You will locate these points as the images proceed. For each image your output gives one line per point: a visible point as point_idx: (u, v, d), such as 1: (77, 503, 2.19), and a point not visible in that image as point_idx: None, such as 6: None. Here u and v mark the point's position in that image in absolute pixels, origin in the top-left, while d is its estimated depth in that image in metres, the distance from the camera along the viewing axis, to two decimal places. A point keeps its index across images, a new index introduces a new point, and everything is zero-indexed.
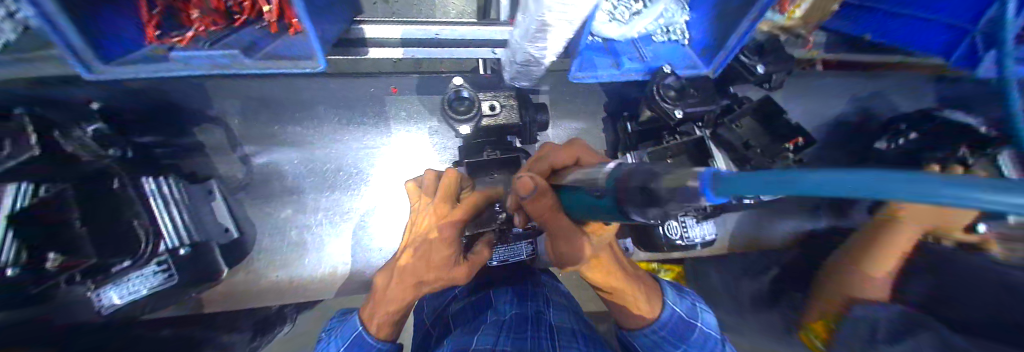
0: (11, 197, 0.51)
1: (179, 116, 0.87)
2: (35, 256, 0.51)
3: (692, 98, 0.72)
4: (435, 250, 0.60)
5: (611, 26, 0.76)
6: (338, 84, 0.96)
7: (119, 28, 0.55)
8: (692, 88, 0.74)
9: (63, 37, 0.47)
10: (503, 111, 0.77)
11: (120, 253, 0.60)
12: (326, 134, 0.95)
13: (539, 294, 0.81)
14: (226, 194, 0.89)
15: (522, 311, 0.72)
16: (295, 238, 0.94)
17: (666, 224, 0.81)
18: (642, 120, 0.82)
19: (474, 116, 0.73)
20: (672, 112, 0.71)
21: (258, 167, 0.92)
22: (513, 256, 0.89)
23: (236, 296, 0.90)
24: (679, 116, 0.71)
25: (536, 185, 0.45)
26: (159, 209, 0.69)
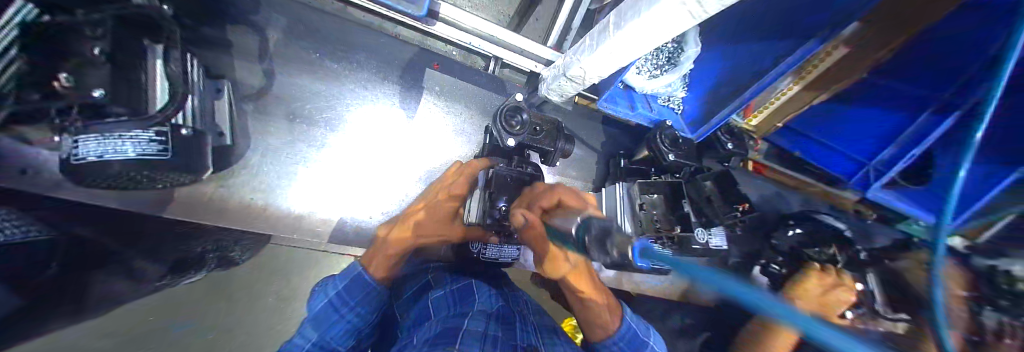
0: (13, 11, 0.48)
1: (220, 11, 0.87)
2: (40, 71, 0.47)
3: (681, 151, 0.91)
4: (440, 210, 0.83)
5: (638, 78, 0.95)
6: (386, 42, 1.03)
7: None
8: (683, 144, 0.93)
9: None
10: (542, 135, 0.82)
11: (124, 104, 0.55)
12: (358, 79, 0.99)
13: (515, 299, 0.87)
14: (234, 99, 0.85)
15: (505, 305, 0.80)
16: (288, 166, 0.91)
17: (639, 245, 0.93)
18: (639, 157, 1.04)
19: (524, 134, 0.75)
20: (667, 155, 0.89)
21: (278, 85, 0.91)
22: (502, 258, 0.96)
23: (197, 209, 0.82)
24: (671, 160, 0.89)
25: (527, 220, 0.61)
26: (162, 82, 0.63)
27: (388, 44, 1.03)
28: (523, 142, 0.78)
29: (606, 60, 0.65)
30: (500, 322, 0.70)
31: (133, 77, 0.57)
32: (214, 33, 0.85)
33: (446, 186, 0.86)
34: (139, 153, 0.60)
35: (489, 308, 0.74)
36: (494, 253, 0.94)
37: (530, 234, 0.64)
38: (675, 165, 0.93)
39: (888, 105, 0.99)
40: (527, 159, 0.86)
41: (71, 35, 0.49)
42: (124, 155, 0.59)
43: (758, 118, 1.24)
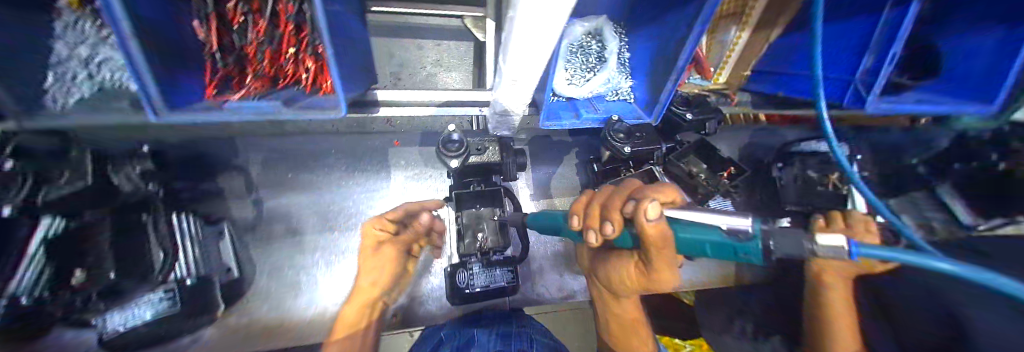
0: (43, 228, 0.62)
1: (210, 166, 1.01)
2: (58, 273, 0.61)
3: (637, 139, 0.88)
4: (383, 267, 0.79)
5: (570, 88, 0.98)
6: (349, 140, 1.13)
7: (184, 88, 0.69)
8: (637, 132, 0.90)
9: (145, 87, 0.56)
10: (486, 154, 0.86)
11: (133, 275, 0.67)
12: (334, 181, 1.08)
13: (521, 334, 0.82)
14: (234, 235, 0.97)
15: (503, 348, 0.72)
16: (293, 278, 0.99)
17: None
18: (605, 159, 1.01)
19: (463, 155, 0.79)
20: (622, 149, 0.85)
21: (268, 211, 1.02)
22: (493, 283, 0.90)
23: (222, 340, 0.91)
24: (629, 152, 0.86)
25: (657, 217, 0.39)
26: (183, 244, 0.78)
27: (351, 139, 1.12)
28: (468, 165, 0.83)
29: (513, 90, 0.70)
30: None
31: (141, 254, 0.70)
32: (208, 185, 1.00)
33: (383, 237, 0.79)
34: (155, 313, 0.69)
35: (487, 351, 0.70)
36: (485, 280, 0.90)
37: (653, 246, 0.43)
38: (637, 154, 0.89)
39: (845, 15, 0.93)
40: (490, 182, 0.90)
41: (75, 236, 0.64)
42: (143, 318, 0.68)
43: (723, 76, 1.22)
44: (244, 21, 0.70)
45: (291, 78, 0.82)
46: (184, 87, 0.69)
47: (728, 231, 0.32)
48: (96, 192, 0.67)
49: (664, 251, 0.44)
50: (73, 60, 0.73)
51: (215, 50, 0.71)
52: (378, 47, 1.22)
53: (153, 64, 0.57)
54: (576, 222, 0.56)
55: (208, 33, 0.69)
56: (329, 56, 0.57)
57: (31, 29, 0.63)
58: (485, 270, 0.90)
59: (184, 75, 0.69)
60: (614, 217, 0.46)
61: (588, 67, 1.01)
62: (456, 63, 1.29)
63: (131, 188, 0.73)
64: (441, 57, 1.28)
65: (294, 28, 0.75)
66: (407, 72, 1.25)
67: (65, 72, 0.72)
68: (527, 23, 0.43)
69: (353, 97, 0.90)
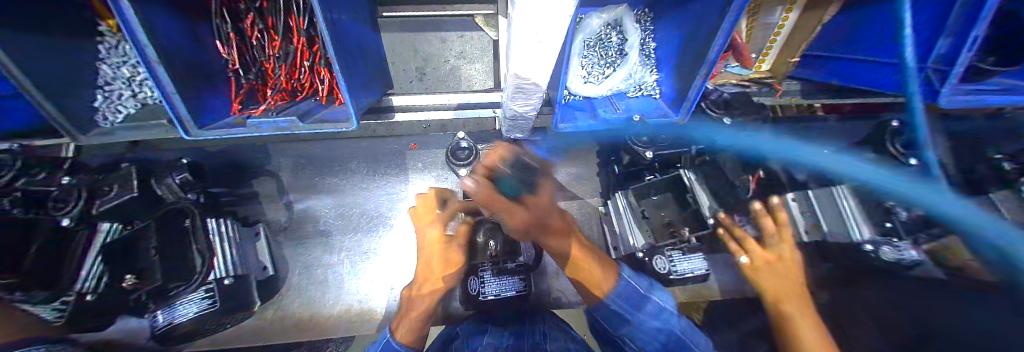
0: (103, 233, 0.74)
1: (245, 172, 1.07)
2: (113, 277, 0.70)
3: (663, 142, 0.87)
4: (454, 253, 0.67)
5: (586, 87, 0.91)
6: (371, 143, 1.14)
7: (213, 105, 0.74)
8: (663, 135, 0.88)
9: (175, 108, 0.64)
10: None
11: (174, 279, 0.71)
12: (356, 183, 1.12)
13: (536, 329, 0.79)
14: (269, 235, 1.03)
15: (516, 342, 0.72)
16: (320, 276, 1.04)
17: (655, 258, 0.86)
18: (626, 162, 0.97)
19: (471, 162, 0.80)
20: (644, 153, 0.85)
21: (297, 212, 1.07)
22: (504, 290, 0.89)
23: (256, 332, 0.97)
24: (650, 156, 0.85)
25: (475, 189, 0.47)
26: (220, 246, 0.83)
27: (372, 144, 1.14)
28: None
29: (528, 92, 0.67)
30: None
31: (183, 256, 0.74)
32: (243, 189, 1.05)
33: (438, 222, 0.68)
34: (199, 309, 0.76)
35: (498, 342, 0.71)
36: (496, 288, 0.89)
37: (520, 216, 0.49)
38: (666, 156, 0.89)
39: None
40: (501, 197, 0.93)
41: (130, 240, 0.71)
42: (188, 314, 0.76)
43: (767, 63, 1.09)
44: (260, 38, 0.78)
45: (310, 90, 0.84)
46: (212, 105, 0.74)
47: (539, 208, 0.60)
48: (142, 202, 0.78)
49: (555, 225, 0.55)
50: (121, 82, 0.88)
51: (237, 68, 0.79)
52: (400, 46, 1.21)
53: (177, 81, 0.63)
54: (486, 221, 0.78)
55: (234, 53, 0.77)
56: (334, 64, 0.60)
57: (58, 51, 0.72)
58: (497, 276, 0.89)
59: (211, 91, 0.74)
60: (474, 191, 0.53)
61: (608, 63, 0.94)
62: (477, 57, 1.25)
63: (172, 198, 0.81)
64: (464, 49, 1.24)
65: (305, 42, 0.78)
66: (429, 69, 1.23)
67: (113, 91, 0.86)
68: (528, 25, 0.43)
69: (368, 106, 0.91)
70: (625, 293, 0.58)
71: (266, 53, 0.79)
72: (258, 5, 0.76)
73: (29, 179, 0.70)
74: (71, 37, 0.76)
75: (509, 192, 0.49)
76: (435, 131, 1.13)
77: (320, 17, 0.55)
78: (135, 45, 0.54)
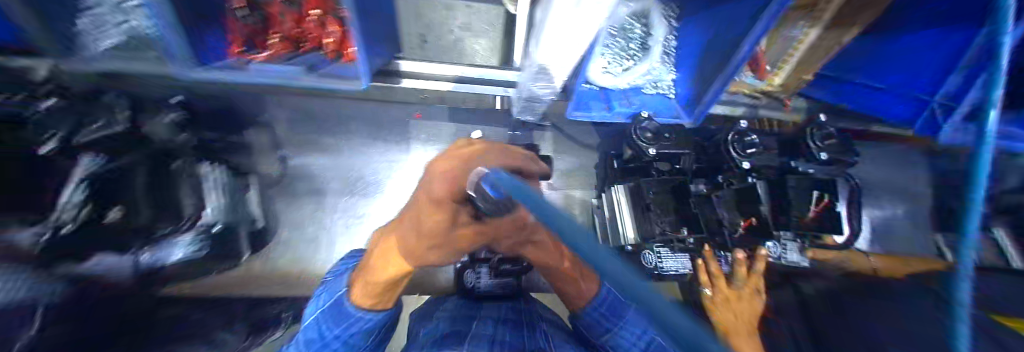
0: (84, 165, 0.64)
1: (239, 119, 1.02)
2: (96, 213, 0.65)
3: (665, 140, 0.83)
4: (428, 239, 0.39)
5: (605, 77, 0.90)
6: (374, 107, 1.11)
7: (209, 43, 0.69)
8: (666, 132, 0.84)
9: (170, 43, 0.61)
10: None
11: (165, 219, 0.73)
12: (354, 148, 1.09)
13: (531, 310, 0.80)
14: (260, 188, 1.00)
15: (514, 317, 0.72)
16: (312, 234, 1.03)
17: (644, 252, 0.89)
18: (626, 157, 0.93)
19: None
20: (646, 150, 0.82)
21: (293, 168, 1.05)
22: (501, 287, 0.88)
23: (243, 282, 0.97)
24: (652, 154, 0.83)
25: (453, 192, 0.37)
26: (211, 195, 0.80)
27: (375, 107, 1.10)
28: None
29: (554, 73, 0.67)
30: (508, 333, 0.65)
31: (173, 198, 0.75)
32: (236, 137, 1.01)
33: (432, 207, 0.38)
34: (187, 253, 0.75)
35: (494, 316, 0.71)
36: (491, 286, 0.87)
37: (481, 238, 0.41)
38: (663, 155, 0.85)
39: (937, 21, 0.80)
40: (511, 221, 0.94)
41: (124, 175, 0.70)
42: (173, 256, 0.74)
43: (781, 77, 1.04)
44: None
45: (316, 42, 0.78)
46: (206, 40, 0.68)
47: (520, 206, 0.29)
48: (130, 140, 0.73)
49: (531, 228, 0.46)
50: (107, 7, 0.79)
51: (242, 6, 0.72)
52: None
53: (179, 11, 0.59)
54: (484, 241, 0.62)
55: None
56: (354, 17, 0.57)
57: None
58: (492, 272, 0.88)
59: (209, 28, 0.68)
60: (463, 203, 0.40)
61: (628, 55, 0.92)
62: None
63: (161, 137, 0.77)
64: None
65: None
66: None
67: (103, 15, 0.79)
68: None
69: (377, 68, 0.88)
70: (610, 302, 0.70)
71: None
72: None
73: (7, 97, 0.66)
74: None
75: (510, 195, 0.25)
76: (432, 100, 1.11)
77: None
78: None
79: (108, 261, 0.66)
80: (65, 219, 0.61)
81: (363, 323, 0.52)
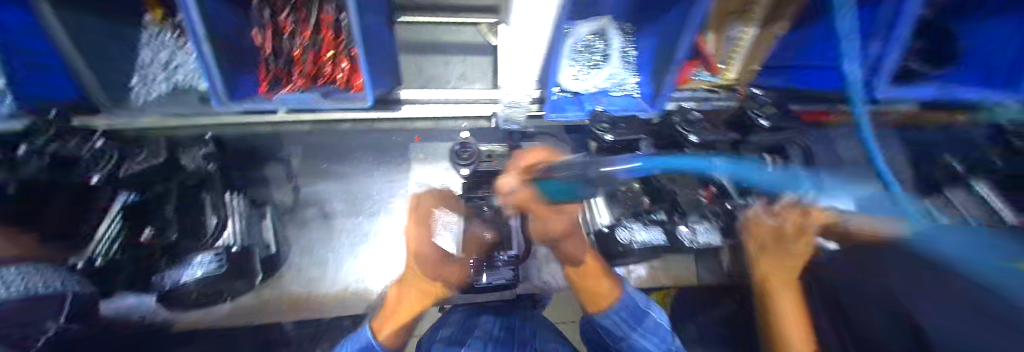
0: (122, 198, 0.78)
1: (258, 157, 1.14)
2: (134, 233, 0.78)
3: (622, 129, 0.94)
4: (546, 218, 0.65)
5: (574, 83, 1.04)
6: (377, 135, 1.23)
7: (241, 84, 0.86)
8: (622, 123, 0.96)
9: (213, 83, 0.75)
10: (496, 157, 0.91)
11: (190, 237, 0.81)
12: (357, 175, 1.18)
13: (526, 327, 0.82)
14: (275, 216, 1.08)
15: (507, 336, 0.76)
16: (321, 256, 1.07)
17: (619, 229, 0.96)
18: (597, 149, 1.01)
19: (472, 162, 0.85)
20: (604, 137, 0.92)
21: (304, 195, 1.13)
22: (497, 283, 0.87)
23: (252, 311, 0.98)
24: (610, 140, 0.91)
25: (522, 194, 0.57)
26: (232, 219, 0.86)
27: (378, 135, 1.22)
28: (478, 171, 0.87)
29: (518, 79, 0.80)
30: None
31: (199, 220, 0.83)
32: (254, 172, 1.12)
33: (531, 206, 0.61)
34: (205, 272, 0.77)
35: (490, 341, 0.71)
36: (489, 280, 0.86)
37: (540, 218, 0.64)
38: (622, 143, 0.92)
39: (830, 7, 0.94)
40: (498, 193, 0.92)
41: (156, 200, 0.81)
42: (195, 276, 0.76)
43: (734, 72, 1.16)
44: (291, 30, 0.93)
45: (331, 77, 0.94)
46: (242, 86, 0.86)
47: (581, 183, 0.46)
48: (164, 168, 0.82)
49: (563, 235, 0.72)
50: (158, 66, 1.00)
51: (268, 54, 0.92)
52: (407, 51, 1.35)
53: (223, 58, 0.77)
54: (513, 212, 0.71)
55: (269, 41, 0.91)
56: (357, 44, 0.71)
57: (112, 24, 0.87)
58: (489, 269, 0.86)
59: (244, 72, 0.87)
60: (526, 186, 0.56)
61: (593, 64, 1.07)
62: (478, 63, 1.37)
63: (194, 167, 0.86)
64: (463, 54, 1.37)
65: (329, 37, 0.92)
66: (430, 70, 1.35)
67: (151, 74, 0.99)
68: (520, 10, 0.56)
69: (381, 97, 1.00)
70: (629, 311, 0.67)
71: (294, 41, 0.93)
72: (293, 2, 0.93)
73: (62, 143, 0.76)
74: (118, 21, 0.88)
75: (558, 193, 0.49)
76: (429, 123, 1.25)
77: (349, 10, 0.66)
78: (190, 26, 0.64)
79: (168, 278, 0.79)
80: (97, 253, 0.75)
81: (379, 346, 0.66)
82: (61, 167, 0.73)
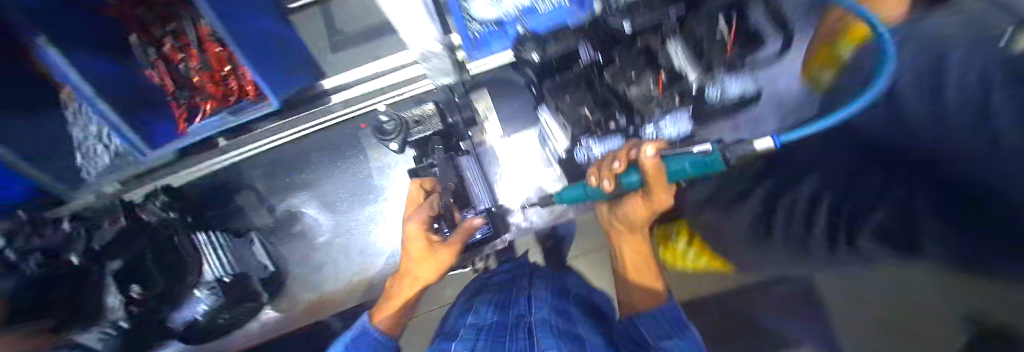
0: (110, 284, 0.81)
1: (225, 191, 1.16)
2: (132, 295, 0.82)
3: (552, 47, 0.83)
4: (649, 208, 0.64)
5: (485, 8, 0.85)
6: (325, 134, 1.20)
7: (160, 128, 0.88)
8: (553, 39, 0.83)
9: (129, 138, 0.79)
10: (426, 124, 0.89)
11: (182, 277, 0.88)
12: (322, 177, 1.20)
13: (524, 290, 0.70)
14: (262, 238, 1.13)
15: (501, 318, 0.56)
16: (318, 260, 1.14)
17: (577, 147, 0.94)
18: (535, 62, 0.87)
19: (398, 137, 0.88)
20: (529, 56, 0.86)
21: (280, 213, 1.17)
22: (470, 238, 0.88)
23: (277, 323, 1.08)
24: (536, 59, 0.86)
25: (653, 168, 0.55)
26: (211, 253, 0.91)
27: (324, 134, 1.19)
28: (409, 141, 0.89)
29: (419, 39, 0.62)
30: (495, 306, 0.64)
31: (179, 262, 0.88)
32: (227, 205, 1.15)
33: (655, 192, 0.60)
34: (209, 303, 0.88)
35: (483, 323, 0.55)
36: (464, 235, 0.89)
37: (653, 203, 0.62)
38: (552, 59, 0.85)
39: None
40: (448, 142, 0.93)
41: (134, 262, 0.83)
42: (203, 309, 0.88)
43: None
44: (182, 58, 0.92)
45: (242, 92, 0.92)
46: (160, 131, 0.88)
47: (698, 151, 0.50)
48: (133, 230, 0.85)
49: (639, 227, 0.72)
50: (93, 138, 0.97)
51: (174, 90, 0.91)
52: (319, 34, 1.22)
53: (125, 110, 0.77)
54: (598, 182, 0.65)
55: (166, 75, 0.90)
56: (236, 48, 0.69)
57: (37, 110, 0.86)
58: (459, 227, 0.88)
59: (158, 113, 0.88)
60: (649, 166, 0.55)
61: None
62: None
63: (157, 219, 0.89)
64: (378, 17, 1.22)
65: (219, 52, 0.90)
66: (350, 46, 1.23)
67: (89, 149, 0.97)
68: None
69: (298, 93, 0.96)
70: (669, 314, 0.52)
71: (192, 67, 0.92)
72: (172, 29, 0.90)
73: (31, 241, 0.81)
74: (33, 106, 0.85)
75: (676, 171, 0.55)
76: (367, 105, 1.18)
77: (211, 18, 0.62)
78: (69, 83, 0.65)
79: (183, 318, 0.90)
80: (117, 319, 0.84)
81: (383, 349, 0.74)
82: (51, 271, 0.78)
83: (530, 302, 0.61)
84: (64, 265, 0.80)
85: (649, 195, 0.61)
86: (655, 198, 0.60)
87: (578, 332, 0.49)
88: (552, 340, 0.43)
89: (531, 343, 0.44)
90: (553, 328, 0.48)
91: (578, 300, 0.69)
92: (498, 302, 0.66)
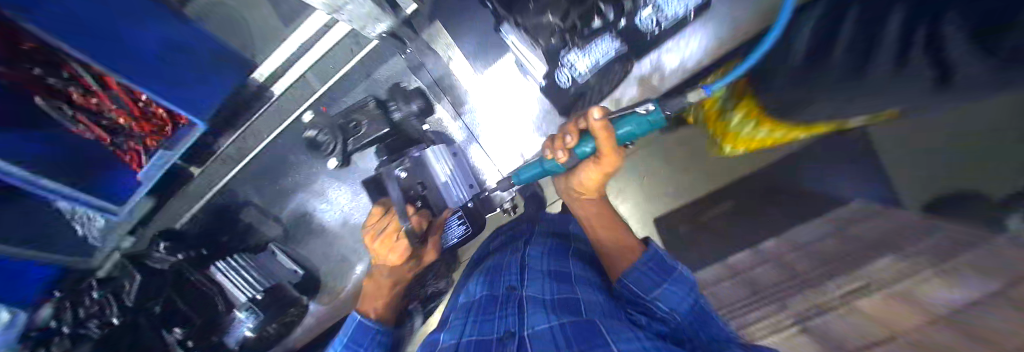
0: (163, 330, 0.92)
1: (228, 214, 1.17)
2: (178, 334, 0.94)
3: None
4: (601, 175, 0.65)
5: None
6: (290, 129, 1.10)
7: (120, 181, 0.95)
8: None
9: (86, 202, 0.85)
10: (365, 122, 0.92)
11: (210, 309, 0.99)
12: (309, 172, 1.14)
13: (513, 262, 0.75)
14: (281, 247, 1.16)
15: (491, 293, 0.67)
16: (339, 255, 1.17)
17: (558, 69, 0.71)
18: None
19: (331, 153, 0.96)
20: None
21: (287, 219, 1.18)
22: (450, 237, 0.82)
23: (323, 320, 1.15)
24: None
25: (604, 130, 0.55)
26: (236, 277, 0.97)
27: (291, 130, 1.10)
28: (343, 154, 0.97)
29: None
30: (487, 276, 0.75)
31: (207, 298, 0.99)
32: (237, 226, 1.17)
33: (607, 156, 0.59)
34: (252, 321, 0.96)
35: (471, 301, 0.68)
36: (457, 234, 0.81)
37: (602, 167, 0.62)
38: None
39: None
40: (401, 134, 0.94)
41: (167, 305, 0.93)
42: (250, 325, 0.98)
43: None
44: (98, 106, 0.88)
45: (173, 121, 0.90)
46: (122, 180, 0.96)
47: (641, 110, 0.55)
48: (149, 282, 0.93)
49: (594, 190, 0.73)
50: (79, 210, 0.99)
51: (109, 139, 0.92)
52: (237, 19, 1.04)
53: (54, 177, 0.76)
54: (556, 153, 0.62)
55: (95, 127, 0.89)
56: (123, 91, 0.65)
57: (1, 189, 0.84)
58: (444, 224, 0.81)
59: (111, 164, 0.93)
60: (598, 131, 0.55)
61: None
62: None
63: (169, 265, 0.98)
64: None
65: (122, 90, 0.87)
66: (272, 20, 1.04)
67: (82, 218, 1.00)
68: None
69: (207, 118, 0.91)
70: (656, 261, 0.58)
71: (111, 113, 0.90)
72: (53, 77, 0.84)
73: (74, 312, 0.91)
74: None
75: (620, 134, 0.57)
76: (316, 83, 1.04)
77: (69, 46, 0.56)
78: None
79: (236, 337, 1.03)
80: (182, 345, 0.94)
81: (380, 337, 0.76)
82: (110, 334, 0.87)
83: (523, 268, 0.70)
84: (112, 327, 0.88)
85: (601, 162, 0.61)
86: (609, 162, 0.60)
87: (574, 293, 0.58)
88: (550, 326, 0.47)
89: (521, 316, 0.54)
90: (545, 300, 0.57)
91: (576, 253, 0.79)
92: (492, 268, 0.79)
